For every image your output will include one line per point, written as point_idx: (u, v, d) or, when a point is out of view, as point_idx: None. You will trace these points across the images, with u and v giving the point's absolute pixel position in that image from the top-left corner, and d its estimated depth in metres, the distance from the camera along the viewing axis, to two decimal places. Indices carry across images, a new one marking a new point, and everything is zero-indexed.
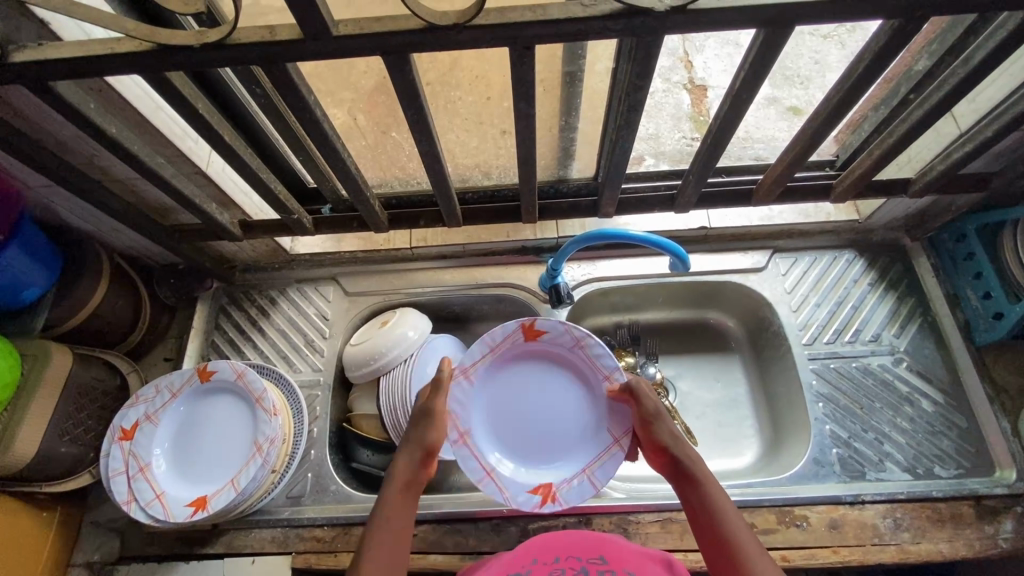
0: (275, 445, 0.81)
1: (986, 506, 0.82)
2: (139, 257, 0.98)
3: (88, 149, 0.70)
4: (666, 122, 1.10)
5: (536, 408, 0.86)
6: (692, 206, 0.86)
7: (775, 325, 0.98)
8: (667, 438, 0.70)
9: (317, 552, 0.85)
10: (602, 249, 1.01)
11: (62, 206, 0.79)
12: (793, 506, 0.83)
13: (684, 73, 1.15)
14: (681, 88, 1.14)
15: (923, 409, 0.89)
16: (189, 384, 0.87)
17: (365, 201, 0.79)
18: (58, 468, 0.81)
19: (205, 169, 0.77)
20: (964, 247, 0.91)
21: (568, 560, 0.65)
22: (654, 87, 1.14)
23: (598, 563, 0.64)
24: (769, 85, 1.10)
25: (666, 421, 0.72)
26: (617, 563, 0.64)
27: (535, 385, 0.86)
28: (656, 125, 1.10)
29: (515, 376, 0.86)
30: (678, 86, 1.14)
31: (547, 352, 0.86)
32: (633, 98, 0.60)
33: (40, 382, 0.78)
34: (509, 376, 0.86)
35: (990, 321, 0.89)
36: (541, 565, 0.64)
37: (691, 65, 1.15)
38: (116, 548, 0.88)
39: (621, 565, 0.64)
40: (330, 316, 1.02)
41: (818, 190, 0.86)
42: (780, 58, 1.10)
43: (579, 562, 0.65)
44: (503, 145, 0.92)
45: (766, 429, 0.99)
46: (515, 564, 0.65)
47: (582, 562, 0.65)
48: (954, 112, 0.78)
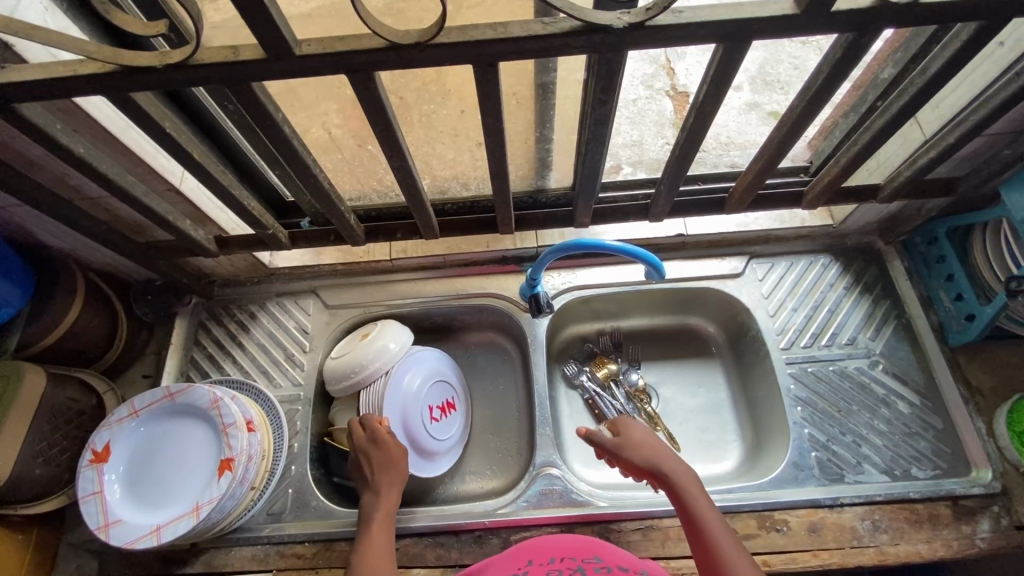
0: (253, 462, 0.80)
1: (963, 506, 0.83)
2: (115, 274, 0.97)
3: (58, 168, 0.69)
4: (649, 128, 1.12)
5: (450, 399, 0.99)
6: (667, 215, 0.87)
7: (754, 330, 0.99)
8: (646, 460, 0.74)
9: (298, 569, 0.84)
10: (582, 258, 1.02)
11: (35, 225, 0.79)
12: (773, 511, 0.83)
13: (666, 79, 1.16)
14: (663, 95, 1.15)
15: (899, 411, 0.90)
16: (152, 407, 0.84)
17: (340, 216, 0.79)
18: (31, 491, 0.80)
19: (178, 186, 0.77)
20: (936, 250, 0.93)
21: (563, 560, 0.65)
22: (636, 94, 1.15)
23: (594, 562, 0.64)
24: (749, 91, 1.12)
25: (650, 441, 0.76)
26: (613, 561, 0.64)
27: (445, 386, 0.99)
28: (639, 132, 1.11)
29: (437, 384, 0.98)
30: (660, 93, 1.15)
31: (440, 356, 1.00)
32: (601, 111, 0.60)
33: (13, 403, 0.77)
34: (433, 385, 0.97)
35: (963, 323, 0.90)
36: (536, 566, 0.64)
37: (673, 71, 1.17)
38: (93, 569, 0.87)
39: (617, 563, 0.64)
40: (311, 329, 1.02)
41: (791, 198, 0.87)
42: (758, 65, 1.12)
43: (574, 562, 0.64)
44: (480, 156, 0.93)
45: (747, 433, 1.00)
46: (510, 567, 0.65)
47: (578, 562, 0.64)
48: (919, 118, 0.80)
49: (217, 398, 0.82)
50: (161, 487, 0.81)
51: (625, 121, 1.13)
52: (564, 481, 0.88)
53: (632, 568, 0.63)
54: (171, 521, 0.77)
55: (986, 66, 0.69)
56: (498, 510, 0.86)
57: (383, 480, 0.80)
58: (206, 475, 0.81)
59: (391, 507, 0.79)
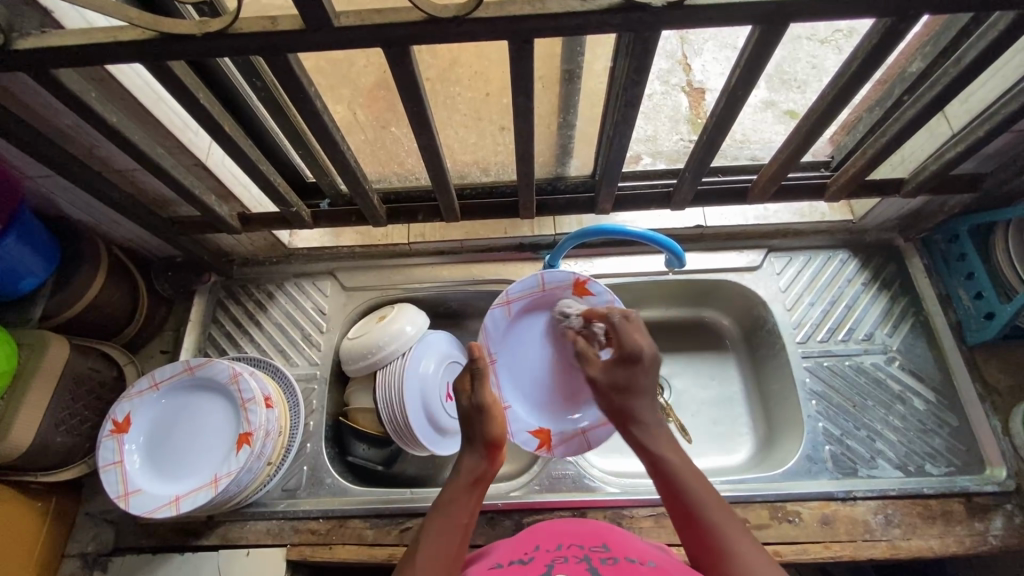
0: (270, 437, 0.81)
1: (977, 503, 0.83)
2: (136, 249, 0.98)
3: (88, 138, 0.70)
4: (664, 124, 1.11)
5: (556, 357, 0.89)
6: (688, 204, 0.87)
7: (770, 323, 0.99)
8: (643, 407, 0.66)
9: (312, 544, 0.85)
10: (599, 247, 1.02)
11: (60, 197, 0.80)
12: (786, 502, 0.84)
13: (683, 75, 1.16)
14: (679, 90, 1.15)
15: (914, 407, 0.90)
16: (172, 380, 0.85)
17: (364, 195, 0.79)
18: (53, 458, 0.81)
19: (204, 160, 0.77)
20: (957, 249, 0.93)
21: (570, 547, 0.62)
22: (652, 89, 1.15)
23: (601, 551, 0.61)
24: (767, 88, 1.11)
25: (648, 369, 0.67)
26: (619, 551, 0.62)
27: (546, 345, 0.89)
28: (654, 127, 1.11)
29: (538, 342, 0.89)
30: (677, 88, 1.15)
31: (525, 313, 0.89)
32: (631, 93, 0.61)
33: (37, 371, 0.78)
34: (536, 345, 0.89)
35: (982, 321, 0.90)
36: (543, 552, 0.62)
37: (689, 67, 1.16)
38: (110, 539, 0.88)
39: (624, 553, 0.61)
40: (328, 310, 1.02)
41: (813, 190, 0.87)
42: (778, 62, 1.12)
43: (581, 550, 0.62)
44: (501, 141, 0.93)
45: (759, 426, 1.00)
46: (516, 551, 0.63)
47: (584, 550, 0.62)
48: (947, 112, 0.79)
49: (237, 373, 0.83)
50: (180, 459, 0.82)
51: (641, 116, 1.12)
52: (577, 466, 0.89)
53: (640, 557, 0.61)
54: (191, 492, 0.78)
55: (1017, 60, 0.68)
56: (511, 493, 0.87)
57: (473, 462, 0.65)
58: (225, 448, 0.82)
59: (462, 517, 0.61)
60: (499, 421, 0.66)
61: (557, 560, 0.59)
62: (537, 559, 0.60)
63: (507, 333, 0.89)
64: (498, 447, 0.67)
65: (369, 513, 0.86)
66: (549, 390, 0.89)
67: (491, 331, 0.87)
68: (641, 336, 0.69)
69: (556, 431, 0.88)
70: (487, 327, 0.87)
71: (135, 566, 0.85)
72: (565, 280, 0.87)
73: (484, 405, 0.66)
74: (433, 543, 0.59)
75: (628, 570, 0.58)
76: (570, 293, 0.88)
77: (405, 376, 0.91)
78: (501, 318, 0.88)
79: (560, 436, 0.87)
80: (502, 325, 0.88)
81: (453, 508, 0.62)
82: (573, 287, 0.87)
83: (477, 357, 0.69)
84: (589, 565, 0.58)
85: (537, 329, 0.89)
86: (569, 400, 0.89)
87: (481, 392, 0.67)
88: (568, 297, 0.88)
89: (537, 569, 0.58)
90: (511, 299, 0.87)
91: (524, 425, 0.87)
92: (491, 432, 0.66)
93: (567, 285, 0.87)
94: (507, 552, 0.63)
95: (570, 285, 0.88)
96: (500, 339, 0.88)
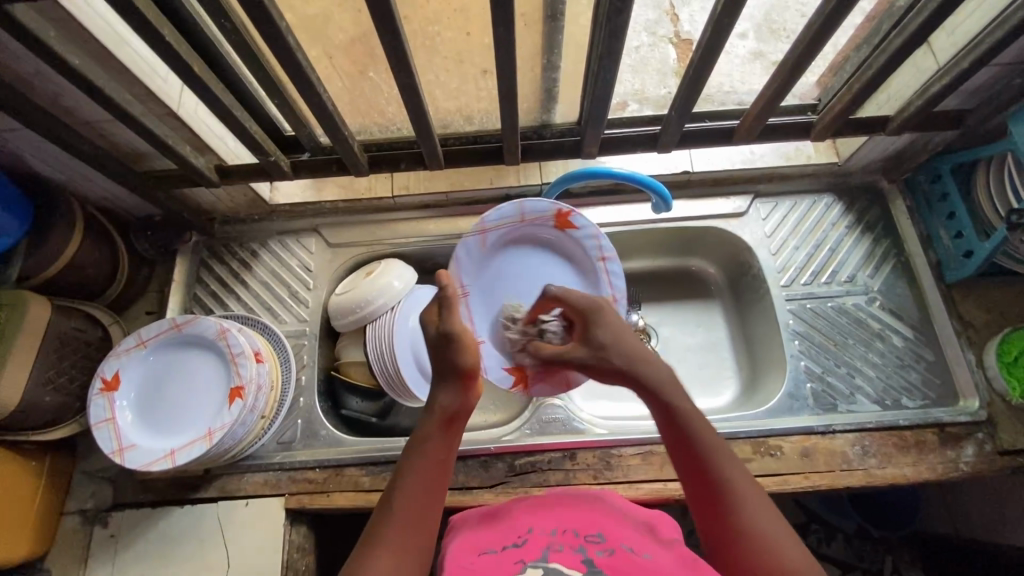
0: (262, 391, 0.82)
1: (949, 432, 0.86)
2: (113, 209, 0.96)
3: (52, 86, 0.67)
4: (652, 77, 1.09)
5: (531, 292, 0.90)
6: (675, 146, 0.86)
7: (754, 269, 1.00)
8: (623, 361, 0.67)
9: (309, 493, 0.87)
10: (586, 197, 1.02)
11: (28, 152, 0.77)
12: (768, 437, 0.87)
13: (670, 26, 1.12)
14: (667, 42, 1.11)
15: (893, 344, 0.93)
16: (160, 338, 0.85)
17: (344, 142, 0.78)
18: (45, 416, 0.81)
19: (176, 110, 0.75)
20: (940, 188, 0.93)
21: (564, 534, 0.61)
22: (639, 41, 1.11)
23: (596, 540, 0.59)
24: (755, 39, 1.08)
25: (608, 313, 0.73)
26: (615, 540, 0.59)
27: (527, 278, 0.90)
28: (641, 80, 1.09)
29: (516, 276, 0.90)
30: (664, 40, 1.11)
31: (508, 241, 0.90)
32: (615, 22, 0.60)
33: (19, 330, 0.77)
34: (513, 278, 0.90)
35: (960, 260, 0.91)
36: (537, 538, 0.60)
37: (677, 18, 1.12)
38: (109, 495, 0.89)
39: (619, 542, 0.59)
40: (314, 267, 1.01)
41: (799, 130, 0.86)
42: (769, 9, 1.07)
43: (576, 538, 0.60)
44: (484, 87, 0.90)
45: (744, 370, 1.03)
46: (509, 537, 0.62)
47: (579, 537, 0.60)
48: (932, 44, 0.78)
49: (224, 329, 0.83)
50: (171, 415, 0.82)
51: (628, 69, 1.09)
52: (566, 411, 0.91)
53: (635, 547, 0.58)
54: (185, 445, 0.79)
55: None
56: (503, 437, 0.89)
57: (446, 387, 0.67)
58: (217, 402, 0.82)
59: (438, 457, 0.62)
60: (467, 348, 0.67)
61: (553, 547, 0.58)
62: (530, 546, 0.59)
63: (484, 263, 0.89)
64: (472, 377, 0.67)
65: (365, 461, 0.88)
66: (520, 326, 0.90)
67: (465, 259, 0.87)
68: (591, 295, 0.75)
69: (534, 370, 0.88)
70: (459, 257, 0.87)
71: (135, 520, 0.86)
72: (547, 210, 0.87)
73: (451, 334, 0.68)
74: (411, 484, 0.60)
75: (624, 561, 0.55)
76: (551, 224, 0.89)
77: (397, 326, 0.92)
78: (476, 245, 0.88)
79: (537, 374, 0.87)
80: (478, 254, 0.88)
81: (427, 449, 0.63)
82: (552, 217, 0.88)
83: (445, 287, 0.71)
84: (584, 555, 0.56)
85: (517, 263, 0.91)
86: None
87: (449, 318, 0.69)
88: (545, 230, 0.90)
89: (531, 556, 0.57)
90: (486, 228, 0.87)
91: (498, 362, 0.87)
92: (463, 362, 0.67)
93: (546, 215, 0.88)
94: (501, 537, 0.62)
95: (550, 215, 0.88)
96: (472, 268, 0.88)
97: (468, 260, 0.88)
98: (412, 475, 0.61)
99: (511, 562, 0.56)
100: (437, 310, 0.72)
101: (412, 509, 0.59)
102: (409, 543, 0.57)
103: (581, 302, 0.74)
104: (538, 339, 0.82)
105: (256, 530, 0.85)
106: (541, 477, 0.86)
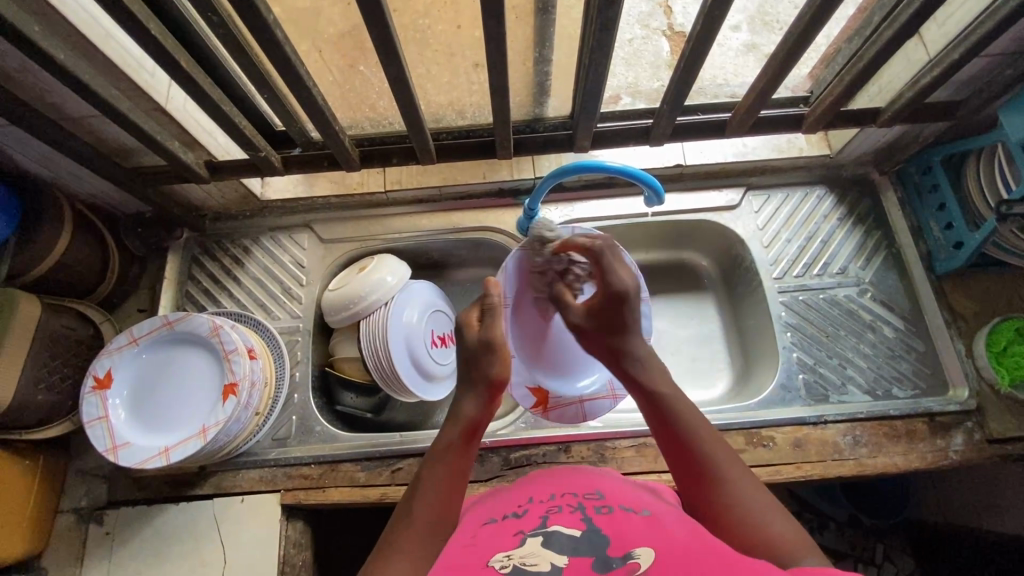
0: (257, 387, 0.82)
1: (939, 422, 0.87)
2: (103, 206, 0.95)
3: (38, 83, 0.66)
4: (646, 70, 1.08)
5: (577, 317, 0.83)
6: (667, 138, 0.87)
7: (747, 261, 1.00)
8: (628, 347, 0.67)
9: (305, 489, 0.87)
10: (579, 190, 1.01)
11: (14, 149, 0.76)
12: (761, 428, 0.87)
13: (664, 18, 1.12)
14: (660, 35, 1.11)
15: (884, 335, 0.94)
16: (152, 336, 0.84)
17: (335, 137, 0.77)
18: (36, 415, 0.81)
19: (164, 105, 0.74)
20: (929, 179, 0.94)
21: (564, 496, 0.61)
22: (633, 34, 1.11)
23: (595, 499, 0.60)
24: (748, 30, 1.08)
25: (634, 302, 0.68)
26: (613, 500, 0.60)
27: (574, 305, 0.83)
28: (635, 73, 1.08)
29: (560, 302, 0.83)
30: (657, 33, 1.11)
31: None
32: (607, 14, 0.60)
33: (10, 328, 0.76)
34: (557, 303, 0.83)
35: (950, 251, 0.92)
36: (537, 504, 0.60)
37: (670, 10, 1.12)
38: (104, 494, 0.89)
39: (618, 501, 0.60)
40: (307, 263, 1.01)
41: (791, 122, 0.87)
42: (761, 3, 1.09)
43: (575, 499, 0.60)
44: (476, 79, 0.89)
45: (737, 362, 1.04)
46: (510, 506, 0.62)
47: (578, 498, 0.61)
48: (923, 36, 0.78)
49: (217, 325, 0.83)
50: (164, 412, 0.82)
51: (621, 62, 1.09)
52: None
53: (634, 506, 0.59)
54: (180, 442, 0.78)
55: None
56: (498, 432, 0.89)
57: (469, 392, 0.68)
58: (211, 399, 0.82)
59: (459, 467, 0.63)
60: (501, 360, 0.68)
61: (552, 511, 0.58)
62: (531, 512, 0.59)
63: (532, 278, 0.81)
64: (498, 389, 0.69)
65: (360, 457, 0.88)
66: (552, 353, 0.84)
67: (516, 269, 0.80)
68: (625, 273, 0.69)
69: (556, 394, 0.85)
70: (508, 267, 0.79)
71: (131, 517, 0.86)
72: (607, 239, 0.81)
73: (492, 343, 0.68)
74: (430, 490, 0.60)
75: (623, 517, 0.56)
76: None
77: (392, 338, 0.91)
78: (530, 259, 0.80)
79: (558, 399, 0.84)
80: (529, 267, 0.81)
81: (450, 459, 0.63)
82: None
83: (490, 294, 0.72)
84: (584, 514, 0.57)
85: None
86: (565, 365, 0.85)
87: (489, 327, 0.69)
88: None
89: (532, 521, 0.57)
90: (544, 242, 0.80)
91: (525, 381, 0.83)
92: (494, 372, 0.68)
93: None
94: (502, 506, 0.62)
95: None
96: (517, 279, 0.80)
97: (516, 273, 0.80)
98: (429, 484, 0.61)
99: (512, 530, 0.56)
100: (478, 316, 0.72)
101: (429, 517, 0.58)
102: (428, 545, 0.57)
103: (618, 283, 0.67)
104: (563, 281, 0.77)
105: (252, 526, 0.85)
106: (536, 470, 0.87)
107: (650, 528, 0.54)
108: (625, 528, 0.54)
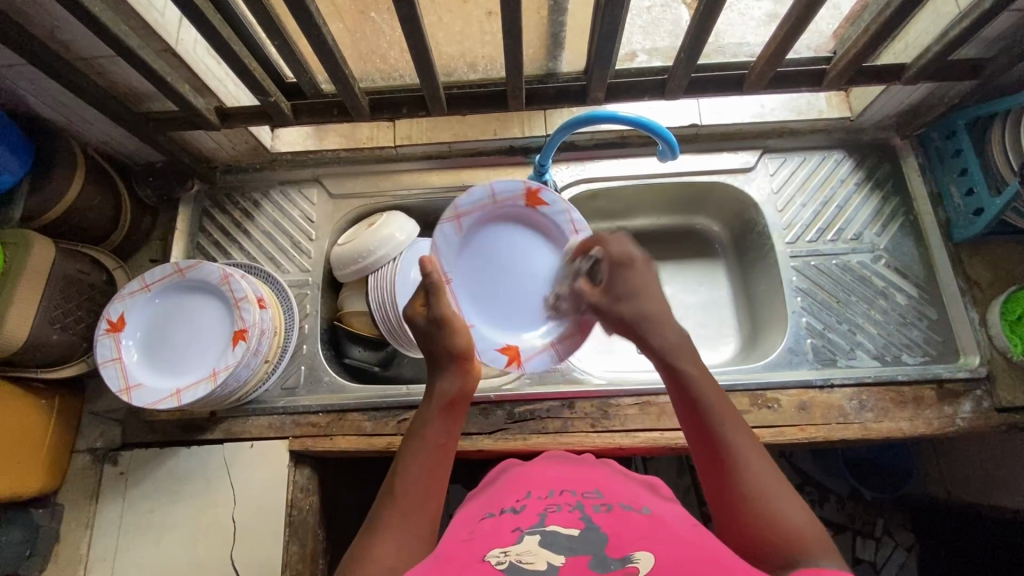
0: (265, 335, 0.83)
1: (948, 389, 0.86)
2: (115, 155, 0.95)
3: (50, 19, 0.66)
4: (664, 40, 1.04)
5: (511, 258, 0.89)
6: (682, 92, 0.85)
7: (760, 226, 0.99)
8: (629, 314, 0.70)
9: (313, 436, 0.88)
10: (591, 149, 1.00)
11: (26, 89, 0.76)
12: (765, 390, 0.87)
13: None
14: (679, 3, 1.05)
15: (896, 301, 0.92)
16: (160, 280, 0.85)
17: (344, 82, 0.76)
18: (51, 354, 0.82)
19: (174, 46, 0.73)
20: (953, 144, 0.90)
21: (563, 494, 0.63)
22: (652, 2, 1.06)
23: (593, 497, 0.62)
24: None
25: (640, 267, 0.73)
26: (612, 498, 0.62)
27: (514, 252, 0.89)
28: (653, 41, 1.04)
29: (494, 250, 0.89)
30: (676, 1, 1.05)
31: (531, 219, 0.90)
32: None
33: (24, 268, 0.77)
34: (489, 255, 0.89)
35: (970, 217, 0.89)
36: (535, 500, 0.62)
37: None
38: (118, 435, 0.91)
39: (616, 499, 0.62)
40: (315, 217, 1.01)
41: (810, 78, 0.84)
42: None
43: (574, 497, 0.62)
44: (488, 30, 0.87)
45: (745, 329, 1.03)
46: (509, 499, 0.64)
47: (577, 496, 0.62)
48: None
49: (227, 274, 0.83)
50: (170, 358, 0.83)
51: (637, 30, 1.05)
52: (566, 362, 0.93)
53: (632, 503, 0.61)
54: (191, 385, 0.80)
55: None
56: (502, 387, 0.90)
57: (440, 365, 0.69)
58: (219, 345, 0.83)
59: (441, 441, 0.64)
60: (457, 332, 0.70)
61: (550, 508, 0.60)
62: (528, 507, 0.61)
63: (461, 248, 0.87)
64: (467, 362, 0.69)
65: (367, 407, 0.89)
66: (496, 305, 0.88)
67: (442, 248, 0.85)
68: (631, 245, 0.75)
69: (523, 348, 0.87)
70: (438, 245, 0.85)
71: (144, 459, 0.89)
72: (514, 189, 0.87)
73: (441, 318, 0.70)
74: (414, 462, 0.61)
75: (623, 516, 0.58)
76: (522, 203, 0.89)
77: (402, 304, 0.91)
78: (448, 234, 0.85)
79: (525, 353, 0.87)
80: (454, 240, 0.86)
81: (429, 434, 0.64)
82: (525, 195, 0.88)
83: (430, 273, 0.72)
84: (582, 512, 0.58)
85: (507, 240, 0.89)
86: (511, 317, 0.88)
87: (437, 304, 0.71)
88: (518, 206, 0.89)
89: (529, 517, 0.59)
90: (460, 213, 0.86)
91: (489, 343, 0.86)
92: (456, 345, 0.69)
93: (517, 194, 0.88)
94: (500, 501, 0.65)
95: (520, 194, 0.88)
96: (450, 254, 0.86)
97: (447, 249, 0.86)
98: (415, 455, 0.62)
99: (510, 528, 0.57)
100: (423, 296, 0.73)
101: (412, 493, 0.59)
102: (413, 522, 0.58)
103: (619, 248, 0.75)
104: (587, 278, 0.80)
105: (261, 471, 0.87)
106: (540, 424, 0.87)
107: (648, 528, 0.55)
108: (619, 526, 0.56)
